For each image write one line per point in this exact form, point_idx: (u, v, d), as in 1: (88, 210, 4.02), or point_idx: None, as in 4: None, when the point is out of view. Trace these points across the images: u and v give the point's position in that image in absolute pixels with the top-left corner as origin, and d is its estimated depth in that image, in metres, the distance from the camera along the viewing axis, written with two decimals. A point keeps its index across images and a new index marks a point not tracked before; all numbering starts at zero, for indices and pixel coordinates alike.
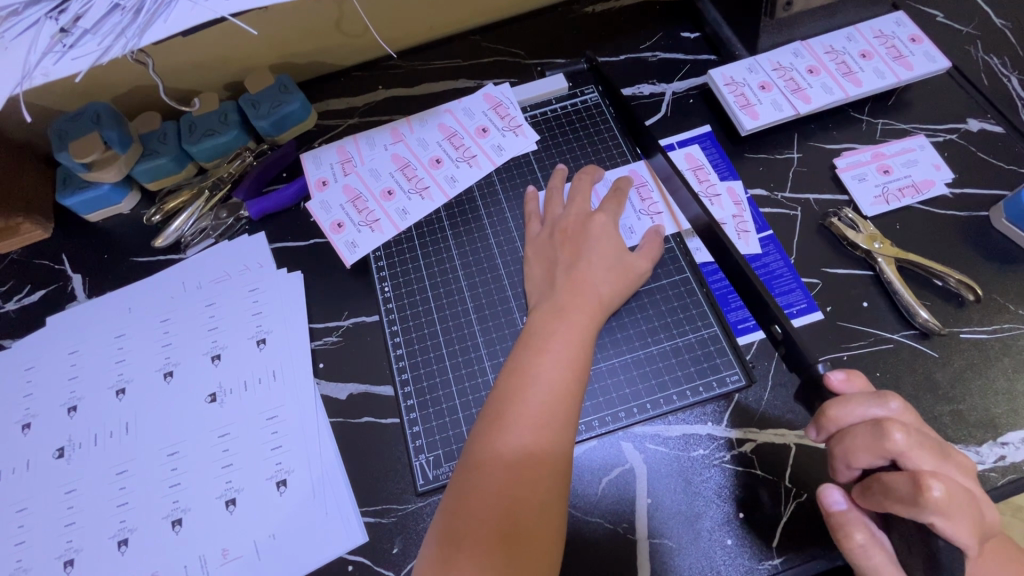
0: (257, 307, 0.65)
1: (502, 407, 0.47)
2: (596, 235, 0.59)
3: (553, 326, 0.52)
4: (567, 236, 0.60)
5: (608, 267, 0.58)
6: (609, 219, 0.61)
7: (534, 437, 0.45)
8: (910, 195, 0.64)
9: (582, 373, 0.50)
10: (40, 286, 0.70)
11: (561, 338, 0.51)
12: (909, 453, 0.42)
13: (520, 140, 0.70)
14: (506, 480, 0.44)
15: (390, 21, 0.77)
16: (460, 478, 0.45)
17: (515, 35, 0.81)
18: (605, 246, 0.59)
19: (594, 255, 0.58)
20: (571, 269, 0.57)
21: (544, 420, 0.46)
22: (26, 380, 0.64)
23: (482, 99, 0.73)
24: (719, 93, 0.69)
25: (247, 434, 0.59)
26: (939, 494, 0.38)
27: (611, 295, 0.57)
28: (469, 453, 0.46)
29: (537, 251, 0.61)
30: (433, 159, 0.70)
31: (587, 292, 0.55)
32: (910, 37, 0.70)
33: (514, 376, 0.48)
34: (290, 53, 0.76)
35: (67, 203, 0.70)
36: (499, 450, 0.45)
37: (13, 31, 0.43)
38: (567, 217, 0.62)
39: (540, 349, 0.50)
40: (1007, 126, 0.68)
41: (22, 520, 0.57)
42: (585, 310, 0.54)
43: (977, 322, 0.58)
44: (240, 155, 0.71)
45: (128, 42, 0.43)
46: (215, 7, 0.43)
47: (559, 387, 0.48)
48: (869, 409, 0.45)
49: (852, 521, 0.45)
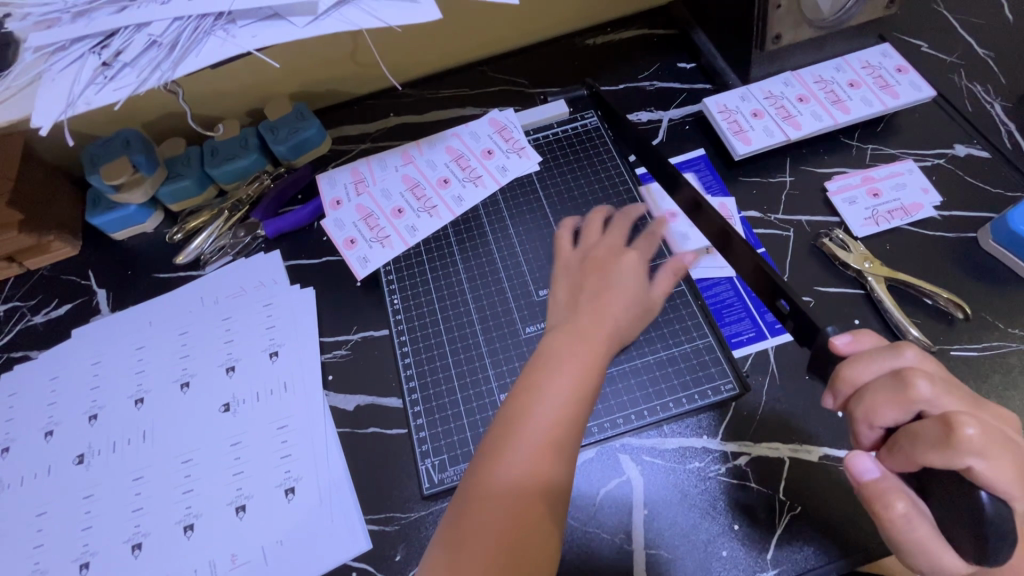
0: (271, 321, 0.68)
1: (503, 444, 0.45)
2: (624, 269, 0.56)
3: (565, 354, 0.50)
4: (595, 264, 0.58)
5: (629, 294, 0.55)
6: (636, 253, 0.58)
7: (538, 464, 0.45)
8: (899, 217, 0.66)
9: (588, 407, 0.48)
10: (66, 301, 0.74)
11: (570, 368, 0.49)
12: (935, 400, 0.40)
13: (524, 162, 0.74)
14: (500, 515, 0.43)
15: (402, 54, 0.82)
16: (455, 510, 0.44)
17: (518, 66, 0.86)
18: (633, 282, 0.56)
19: (620, 288, 0.55)
20: (596, 295, 0.54)
21: (549, 460, 0.45)
22: (50, 389, 0.67)
23: (488, 123, 0.77)
24: (713, 120, 0.72)
25: (258, 443, 0.61)
26: (972, 431, 0.37)
27: (625, 322, 0.54)
28: (466, 482, 0.45)
29: (566, 274, 0.59)
30: (441, 179, 0.74)
31: (607, 319, 0.52)
32: (897, 67, 0.73)
33: (523, 399, 0.47)
34: (308, 83, 0.81)
35: (96, 222, 0.74)
36: (498, 481, 0.44)
37: (61, 64, 0.49)
38: (600, 247, 0.59)
39: (546, 376, 0.49)
40: (993, 152, 0.70)
41: (41, 523, 0.60)
42: (600, 334, 0.51)
43: (967, 340, 0.60)
44: (259, 178, 0.76)
45: (164, 74, 0.47)
46: (243, 43, 0.47)
47: (561, 419, 0.46)
48: (888, 360, 0.42)
49: (891, 489, 0.41)
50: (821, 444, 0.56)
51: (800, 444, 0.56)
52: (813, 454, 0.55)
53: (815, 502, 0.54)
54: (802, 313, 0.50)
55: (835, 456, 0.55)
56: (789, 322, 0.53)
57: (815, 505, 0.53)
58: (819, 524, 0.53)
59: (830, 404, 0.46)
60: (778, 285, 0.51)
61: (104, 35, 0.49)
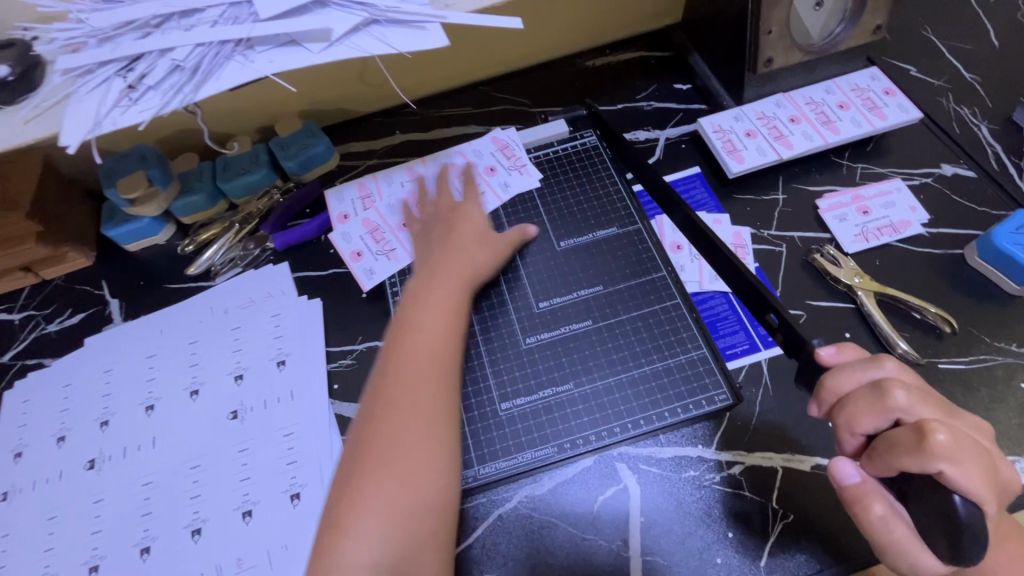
0: (279, 331, 0.70)
1: (376, 368, 0.56)
2: (467, 217, 0.70)
3: (399, 340, 0.57)
4: (447, 219, 0.70)
5: (474, 240, 0.68)
6: (471, 205, 0.72)
7: (421, 443, 0.51)
8: (888, 234, 0.69)
9: (426, 393, 0.54)
10: (80, 310, 0.76)
11: (438, 305, 0.60)
12: (912, 409, 0.42)
13: (525, 178, 0.76)
14: (390, 485, 0.49)
15: (408, 74, 0.85)
16: (345, 479, 0.50)
17: (521, 87, 0.89)
18: (472, 229, 0.69)
19: (464, 231, 0.68)
20: (429, 277, 0.63)
21: (442, 383, 0.55)
22: (63, 396, 0.69)
23: (490, 141, 0.80)
24: (708, 140, 0.75)
25: (265, 449, 0.63)
26: (942, 437, 0.38)
27: (478, 265, 0.66)
28: (354, 454, 0.51)
29: (423, 236, 0.70)
30: (446, 195, 0.76)
31: (430, 303, 0.60)
32: (884, 90, 0.76)
33: (409, 385, 0.53)
34: (317, 101, 0.84)
35: (110, 233, 0.76)
36: (380, 454, 0.50)
37: (88, 85, 0.52)
38: (443, 202, 0.73)
39: (387, 360, 0.56)
40: (979, 172, 0.73)
41: (52, 527, 0.61)
42: (432, 331, 0.58)
43: (954, 353, 0.61)
44: (269, 193, 0.78)
45: (185, 96, 0.50)
46: (260, 67, 0.50)
47: (411, 407, 0.52)
48: (867, 371, 0.45)
49: (869, 493, 0.43)
50: (814, 454, 0.57)
51: (793, 454, 0.58)
52: (805, 464, 0.57)
53: (807, 510, 0.55)
54: (790, 326, 0.52)
55: (827, 466, 0.57)
56: (778, 335, 0.55)
57: (807, 514, 0.55)
58: (810, 532, 0.54)
59: (816, 413, 0.49)
60: (767, 297, 0.54)
61: (129, 59, 0.52)
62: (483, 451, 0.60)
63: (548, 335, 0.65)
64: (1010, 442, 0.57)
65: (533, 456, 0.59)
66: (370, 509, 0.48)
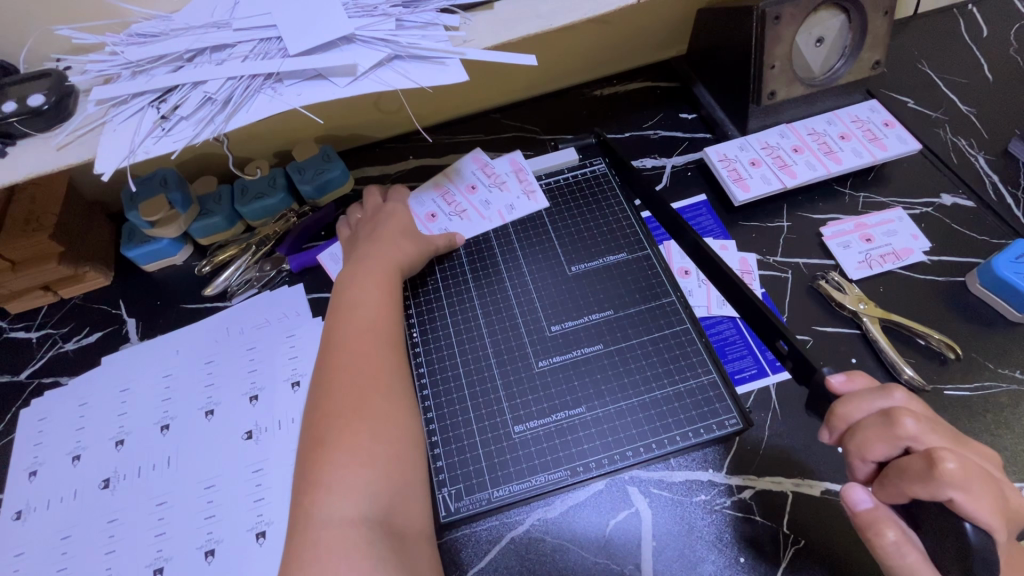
0: (293, 352, 0.71)
1: (322, 352, 0.60)
2: (390, 214, 0.74)
3: (341, 315, 0.62)
4: (363, 222, 0.74)
5: (401, 234, 0.71)
6: (399, 206, 0.76)
7: (378, 394, 0.55)
8: (891, 261, 0.70)
9: (369, 350, 0.59)
10: (97, 329, 0.77)
11: (371, 284, 0.64)
12: (921, 437, 0.43)
13: (507, 194, 0.79)
14: (355, 436, 0.52)
15: (422, 103, 0.88)
16: (311, 446, 0.53)
17: (531, 115, 0.91)
18: (397, 221, 0.73)
19: (387, 226, 0.72)
20: (366, 256, 0.68)
21: (384, 350, 0.59)
22: (79, 415, 0.70)
23: (470, 161, 0.83)
24: (714, 168, 0.77)
25: (279, 470, 0.64)
26: (953, 465, 0.39)
27: (409, 251, 0.70)
28: (316, 422, 0.54)
29: (350, 241, 0.73)
30: (428, 215, 0.78)
31: (370, 277, 0.65)
32: (884, 122, 0.78)
33: (356, 351, 0.58)
34: (334, 127, 0.87)
35: (130, 254, 0.78)
36: (340, 413, 0.54)
37: (123, 116, 0.54)
38: (365, 211, 0.76)
39: (334, 332, 0.61)
40: (978, 202, 0.75)
41: (66, 547, 0.62)
42: (372, 299, 0.63)
43: (959, 379, 0.62)
44: (285, 216, 0.80)
45: (217, 126, 0.53)
46: (289, 100, 0.52)
47: (359, 366, 0.57)
48: (875, 400, 0.46)
49: (882, 518, 0.44)
50: (823, 479, 0.58)
51: (802, 478, 0.58)
52: (815, 489, 0.58)
53: (818, 536, 0.56)
54: (799, 351, 0.52)
55: (836, 491, 0.57)
56: (788, 361, 0.55)
57: (819, 540, 0.55)
58: (820, 558, 0.55)
59: (827, 439, 0.50)
60: (775, 324, 0.54)
61: (163, 91, 0.54)
62: (497, 474, 0.60)
63: (560, 359, 0.66)
64: (1016, 468, 0.58)
65: (546, 478, 0.60)
66: (343, 466, 0.51)
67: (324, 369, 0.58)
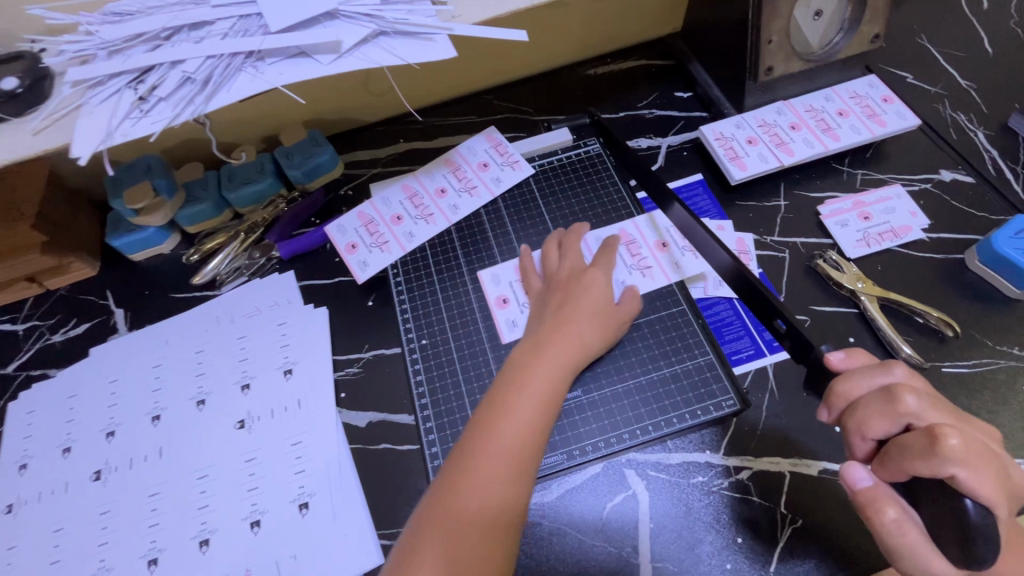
0: (285, 340, 0.70)
1: (476, 416, 0.51)
2: (588, 285, 0.63)
3: (505, 385, 0.53)
4: (560, 286, 0.64)
5: (593, 317, 0.61)
6: (599, 270, 0.65)
7: (504, 488, 0.47)
8: (889, 239, 0.70)
9: (515, 435, 0.49)
10: (84, 320, 0.76)
11: (550, 366, 0.55)
12: (922, 414, 0.42)
13: (516, 173, 0.77)
14: (457, 541, 0.44)
15: (413, 84, 0.85)
16: (418, 526, 0.46)
17: (523, 96, 0.90)
18: (597, 296, 0.62)
19: (582, 302, 0.61)
20: (558, 328, 0.58)
21: (531, 446, 0.50)
22: (69, 407, 0.69)
23: (484, 138, 0.81)
24: (710, 147, 0.76)
25: (273, 458, 0.63)
26: (956, 442, 0.39)
27: (589, 339, 0.59)
28: (431, 500, 0.47)
29: (539, 302, 0.64)
30: (438, 190, 0.77)
31: (550, 354, 0.56)
32: (883, 97, 0.77)
33: (493, 430, 0.49)
34: (322, 111, 0.85)
35: (115, 243, 0.76)
36: (463, 504, 0.46)
37: (98, 97, 0.52)
38: (562, 270, 0.66)
39: (499, 404, 0.51)
40: (977, 177, 0.74)
41: (59, 539, 0.61)
42: (539, 378, 0.54)
43: (958, 357, 0.62)
44: (274, 202, 0.79)
45: (197, 107, 0.51)
46: (270, 78, 0.51)
47: (502, 451, 0.48)
48: (876, 377, 0.45)
49: (882, 496, 0.43)
50: (821, 458, 0.58)
51: (799, 458, 0.58)
52: (812, 468, 0.57)
53: (815, 515, 0.55)
54: (797, 330, 0.53)
55: (833, 470, 0.57)
56: (786, 340, 0.55)
57: (815, 518, 0.55)
58: (817, 537, 0.55)
59: (826, 417, 0.49)
60: (775, 303, 0.54)
61: (139, 71, 0.52)
62: None
63: None
64: (1014, 443, 0.57)
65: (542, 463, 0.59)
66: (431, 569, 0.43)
67: (463, 435, 0.51)
